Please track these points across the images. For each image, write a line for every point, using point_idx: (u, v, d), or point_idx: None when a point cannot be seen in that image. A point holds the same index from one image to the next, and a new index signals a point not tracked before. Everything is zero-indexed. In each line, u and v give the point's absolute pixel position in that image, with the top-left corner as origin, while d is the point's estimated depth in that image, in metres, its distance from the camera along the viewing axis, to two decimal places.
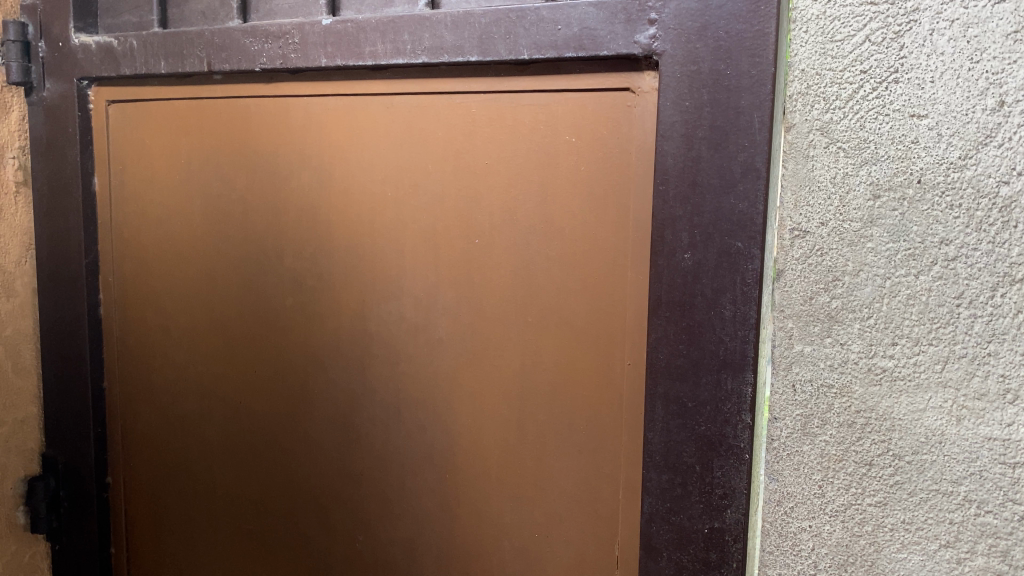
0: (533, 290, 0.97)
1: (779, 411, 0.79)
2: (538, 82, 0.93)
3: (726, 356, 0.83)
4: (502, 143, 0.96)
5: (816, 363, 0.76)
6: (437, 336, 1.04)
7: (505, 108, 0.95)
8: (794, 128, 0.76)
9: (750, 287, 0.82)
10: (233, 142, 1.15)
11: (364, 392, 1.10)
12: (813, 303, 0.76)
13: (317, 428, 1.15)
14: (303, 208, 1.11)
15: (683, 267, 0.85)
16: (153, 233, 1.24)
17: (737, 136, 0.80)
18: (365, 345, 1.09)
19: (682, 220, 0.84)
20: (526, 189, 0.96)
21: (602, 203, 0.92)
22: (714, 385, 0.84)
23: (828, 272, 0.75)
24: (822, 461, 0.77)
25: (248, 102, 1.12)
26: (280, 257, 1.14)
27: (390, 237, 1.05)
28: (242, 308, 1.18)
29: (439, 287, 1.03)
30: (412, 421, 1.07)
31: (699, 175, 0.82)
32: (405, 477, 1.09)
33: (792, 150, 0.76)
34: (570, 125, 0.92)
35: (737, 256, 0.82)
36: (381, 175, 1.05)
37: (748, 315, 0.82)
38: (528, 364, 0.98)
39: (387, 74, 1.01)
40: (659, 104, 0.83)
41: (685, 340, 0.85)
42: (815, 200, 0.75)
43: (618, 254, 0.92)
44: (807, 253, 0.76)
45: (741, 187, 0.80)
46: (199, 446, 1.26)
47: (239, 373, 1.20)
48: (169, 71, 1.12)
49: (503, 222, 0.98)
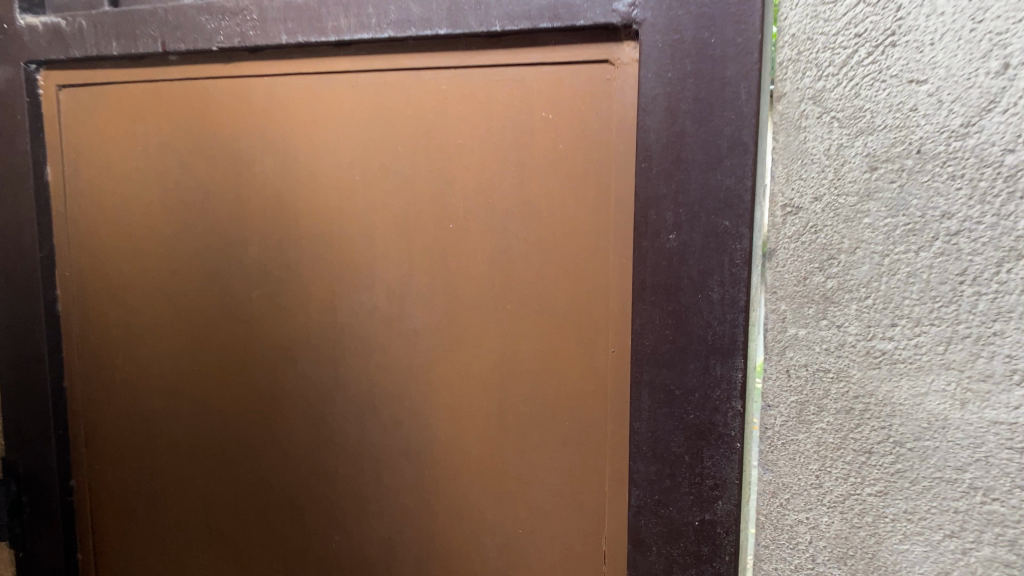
0: (511, 276, 0.92)
1: (772, 399, 0.72)
2: (512, 55, 0.88)
3: (715, 341, 0.80)
4: (475, 121, 0.91)
5: (811, 347, 0.69)
6: (412, 327, 0.99)
7: (477, 84, 0.90)
8: (784, 98, 0.68)
9: (739, 269, 0.79)
10: (192, 126, 1.09)
11: (336, 387, 1.05)
12: (807, 283, 0.69)
13: (289, 424, 1.10)
14: (267, 195, 1.05)
15: (669, 249, 0.81)
16: (111, 226, 1.18)
17: (725, 107, 0.77)
18: (336, 339, 1.04)
19: (668, 199, 0.80)
20: (501, 170, 0.91)
21: (583, 182, 0.87)
22: (702, 371, 0.81)
23: (823, 251, 0.68)
24: (818, 450, 0.70)
25: (207, 84, 1.06)
26: (245, 247, 1.08)
27: (360, 224, 1.00)
28: (208, 303, 1.12)
29: (412, 275, 0.98)
30: (388, 417, 1.03)
31: (684, 150, 0.79)
32: (382, 474, 1.04)
33: (782, 122, 0.68)
34: (546, 101, 0.88)
35: (725, 234, 0.78)
36: (349, 158, 0.99)
37: (737, 298, 0.79)
38: (509, 355, 0.94)
39: (352, 51, 0.95)
40: (641, 77, 0.80)
41: (672, 324, 0.82)
42: (809, 173, 0.68)
43: (599, 236, 0.88)
44: (800, 231, 0.69)
45: (728, 163, 0.77)
46: (166, 447, 1.20)
47: (205, 369, 1.15)
48: (121, 53, 1.06)
49: (478, 205, 0.93)
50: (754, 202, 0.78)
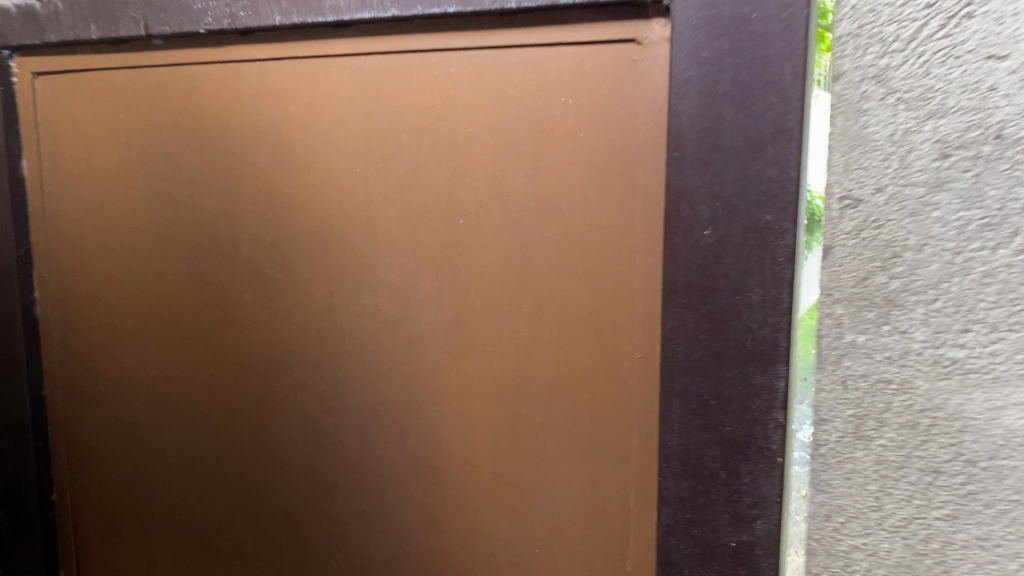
0: (526, 276, 0.85)
1: (826, 413, 0.64)
2: (527, 35, 0.80)
3: (754, 347, 0.73)
4: (487, 107, 0.84)
5: (871, 355, 0.62)
6: (419, 331, 0.92)
7: (488, 67, 0.83)
8: (842, 78, 0.61)
9: (782, 267, 0.71)
10: (177, 115, 1.01)
11: (336, 395, 0.98)
12: (867, 285, 0.61)
13: (285, 435, 1.02)
14: (259, 189, 0.98)
15: (704, 246, 0.74)
16: (91, 223, 1.10)
17: (767, 90, 0.69)
18: (335, 344, 0.97)
19: (703, 191, 0.73)
20: (515, 161, 0.83)
21: (606, 173, 0.80)
22: (740, 379, 0.74)
23: (886, 248, 0.60)
24: (878, 469, 0.63)
25: (193, 70, 0.98)
26: (236, 245, 1.00)
27: (361, 220, 0.93)
28: (197, 305, 1.05)
29: (418, 276, 0.90)
30: (392, 427, 0.95)
31: (721, 137, 0.71)
32: (385, 489, 0.97)
33: (839, 104, 0.61)
34: (565, 85, 0.80)
35: (766, 229, 0.71)
36: (348, 149, 0.92)
37: (780, 299, 0.71)
38: (524, 361, 0.87)
39: (351, 32, 0.88)
40: (673, 58, 0.73)
41: (708, 328, 0.75)
42: (870, 161, 0.60)
43: (624, 232, 0.80)
44: (859, 226, 0.61)
45: (769, 151, 0.70)
46: (153, 459, 1.12)
47: (194, 376, 1.07)
48: (100, 37, 0.98)
49: (490, 199, 0.85)
50: (798, 194, 0.71)
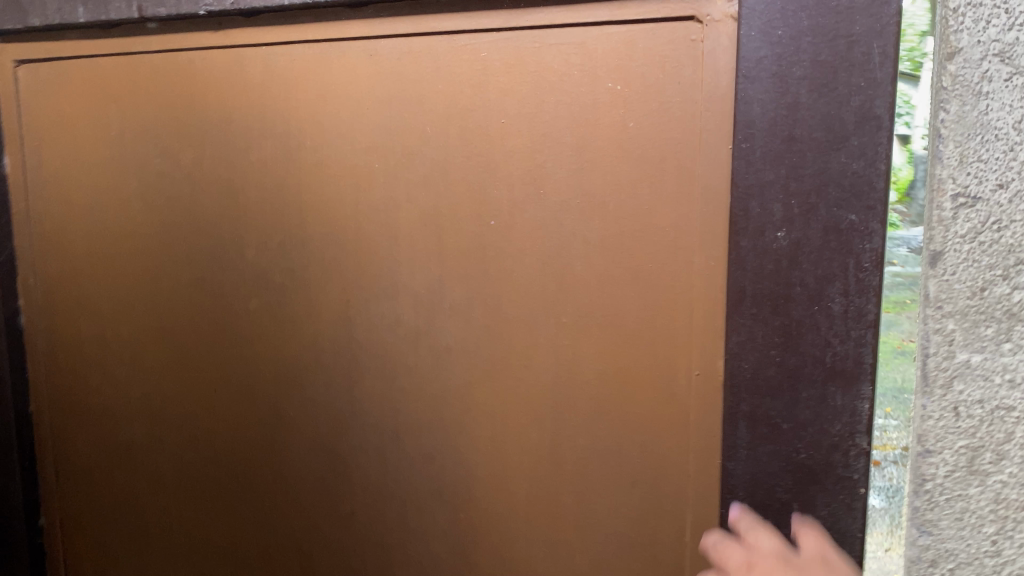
0: (568, 283, 0.76)
1: (933, 443, 0.55)
2: (570, 13, 0.71)
3: (834, 365, 0.64)
4: (523, 94, 0.75)
5: (988, 379, 0.53)
6: (445, 344, 0.83)
7: (525, 48, 0.74)
8: (958, 56, 0.51)
9: (868, 274, 0.62)
10: (175, 107, 0.91)
11: (352, 414, 0.89)
12: (986, 296, 0.53)
13: (296, 457, 0.94)
14: (266, 188, 0.89)
15: (776, 250, 0.65)
16: (81, 225, 1.00)
17: (853, 73, 0.60)
18: (351, 358, 0.88)
19: (777, 187, 0.64)
20: (555, 155, 0.75)
21: (660, 168, 0.71)
22: (817, 400, 0.65)
23: (1010, 254, 0.52)
24: (997, 509, 0.55)
25: (192, 56, 0.89)
26: (241, 249, 0.91)
27: (380, 222, 0.84)
28: (198, 315, 0.96)
29: (445, 283, 0.82)
30: (415, 450, 0.86)
31: (798, 127, 0.62)
32: (408, 517, 0.88)
33: (955, 85, 0.52)
34: (613, 69, 0.71)
35: (851, 231, 0.62)
36: (365, 143, 0.83)
37: (865, 310, 0.63)
38: (564, 378, 0.78)
39: (371, 12, 0.79)
40: (741, 36, 0.63)
41: (781, 343, 0.66)
42: (991, 153, 0.52)
43: (679, 234, 0.71)
44: (977, 228, 0.52)
45: (855, 142, 0.61)
46: (150, 482, 1.03)
47: (195, 393, 0.98)
48: (89, 20, 0.89)
49: (526, 197, 0.76)
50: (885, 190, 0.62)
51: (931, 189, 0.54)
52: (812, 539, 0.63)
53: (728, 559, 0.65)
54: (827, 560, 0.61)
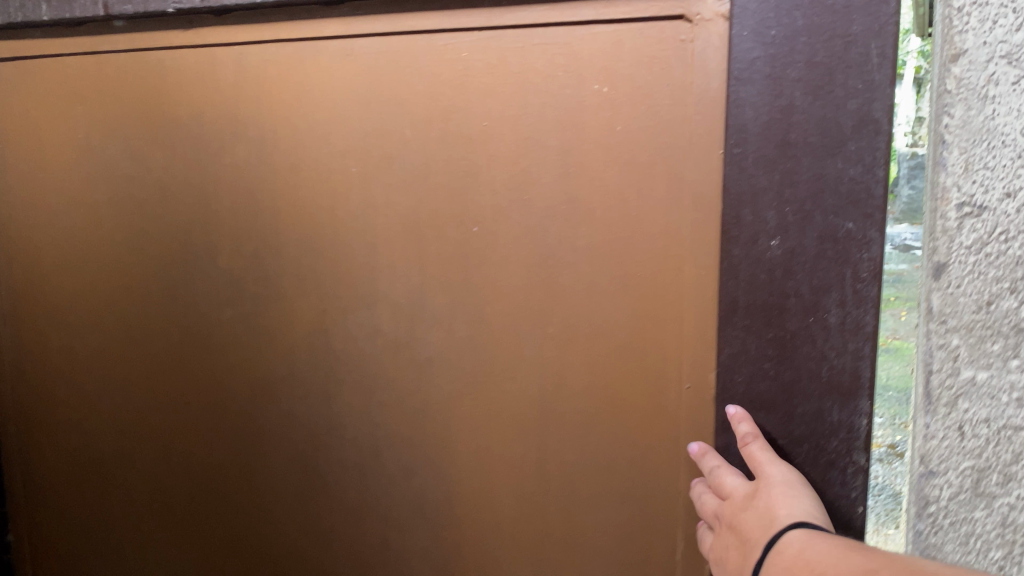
0: (554, 293, 0.73)
1: (937, 463, 0.53)
2: (555, 11, 0.68)
3: (830, 379, 0.62)
4: (506, 96, 0.72)
5: (994, 397, 0.51)
6: (426, 356, 0.80)
7: (508, 49, 0.71)
8: (964, 58, 0.49)
9: (865, 285, 0.60)
10: (144, 108, 0.88)
11: (330, 428, 0.86)
12: (993, 311, 0.50)
13: (272, 473, 0.90)
14: (239, 193, 0.85)
15: (770, 259, 0.62)
16: (47, 231, 0.96)
17: (852, 74, 0.57)
18: (328, 370, 0.84)
19: (771, 194, 0.61)
20: (540, 159, 0.72)
21: (649, 172, 0.68)
22: (813, 416, 0.63)
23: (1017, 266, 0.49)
24: (1004, 533, 0.52)
25: (161, 56, 0.85)
26: (214, 256, 0.88)
27: (358, 228, 0.80)
28: (170, 324, 0.92)
29: (426, 292, 0.78)
30: (396, 465, 0.83)
31: (792, 131, 0.59)
32: (389, 535, 0.85)
33: (959, 90, 0.49)
34: (600, 70, 0.68)
35: (848, 240, 0.60)
36: (343, 146, 0.79)
37: (863, 322, 0.60)
38: (550, 390, 0.75)
39: (346, 10, 0.75)
40: (733, 36, 0.60)
41: (776, 356, 0.63)
42: (998, 161, 0.49)
43: (670, 241, 0.68)
44: (983, 240, 0.50)
45: (852, 147, 0.58)
46: (121, 497, 1.00)
47: (167, 405, 0.94)
48: (53, 18, 0.85)
49: (510, 203, 0.73)
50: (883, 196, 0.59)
51: (934, 197, 0.51)
52: (760, 456, 0.61)
53: (706, 507, 0.65)
54: (775, 475, 0.59)
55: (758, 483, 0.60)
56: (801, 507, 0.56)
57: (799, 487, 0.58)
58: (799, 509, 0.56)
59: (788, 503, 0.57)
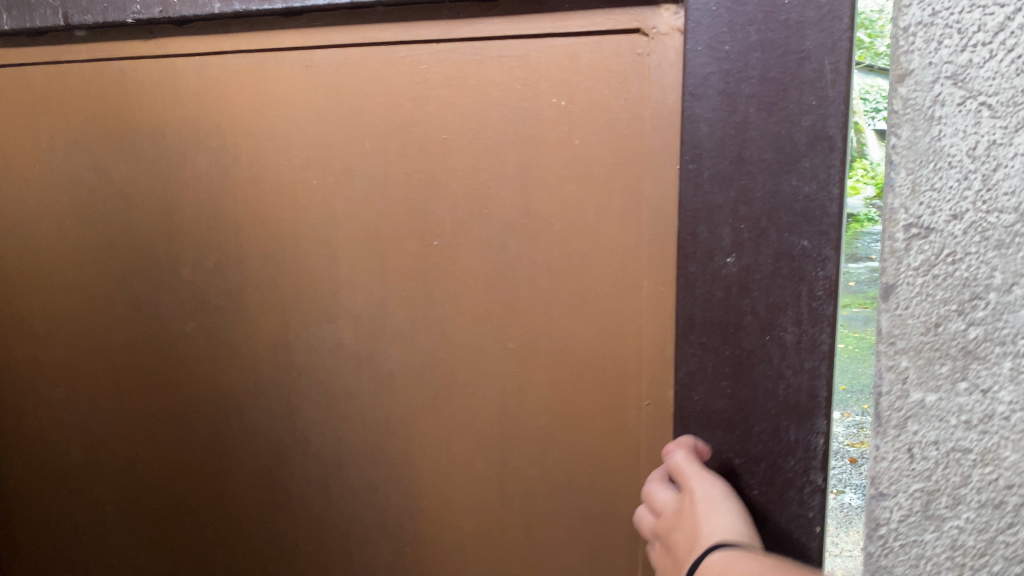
0: (514, 308, 0.73)
1: (887, 485, 0.53)
2: (512, 24, 0.67)
3: (787, 398, 0.61)
4: (464, 108, 0.71)
5: (944, 419, 0.51)
6: (388, 370, 0.79)
7: (466, 61, 0.70)
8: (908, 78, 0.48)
9: (822, 302, 0.59)
10: (106, 118, 0.86)
11: (294, 443, 0.85)
12: (941, 333, 0.50)
13: (236, 488, 0.90)
14: (201, 205, 0.84)
15: (726, 277, 0.61)
16: (13, 241, 0.95)
17: (807, 90, 0.56)
18: (292, 384, 0.84)
19: (726, 213, 0.60)
20: (499, 173, 0.71)
21: (607, 187, 0.68)
22: (770, 435, 0.62)
23: (965, 289, 0.49)
24: (953, 556, 0.52)
25: (123, 65, 0.84)
26: (178, 268, 0.87)
27: (319, 241, 0.80)
28: (135, 337, 0.91)
29: (387, 305, 0.78)
30: (359, 480, 0.83)
31: (746, 147, 0.58)
32: (354, 549, 0.85)
33: (905, 110, 0.48)
34: (558, 83, 0.67)
35: (803, 258, 0.58)
36: (303, 158, 0.79)
37: (819, 340, 0.59)
38: (511, 406, 0.75)
39: (304, 21, 0.74)
40: (687, 51, 0.59)
41: (733, 376, 0.62)
42: (945, 182, 0.48)
43: (628, 256, 0.68)
44: (931, 261, 0.49)
45: (806, 163, 0.57)
46: (89, 509, 0.99)
47: (133, 418, 0.94)
48: (14, 27, 0.84)
49: (469, 216, 0.73)
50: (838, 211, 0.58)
51: (883, 219, 0.51)
52: (685, 472, 0.59)
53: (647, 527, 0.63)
54: (699, 491, 0.57)
55: (686, 499, 0.58)
56: (726, 522, 0.54)
57: (721, 500, 0.56)
58: (723, 524, 0.54)
59: (711, 520, 0.54)
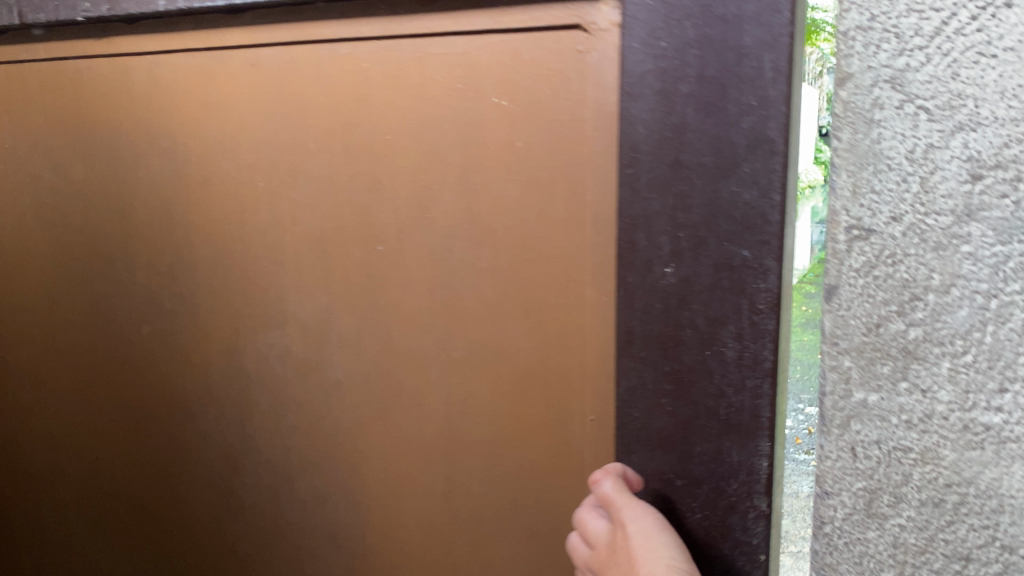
0: (458, 314, 0.73)
1: (831, 484, 0.54)
2: (453, 22, 0.67)
3: (730, 417, 0.60)
4: (407, 109, 0.71)
5: (886, 419, 0.51)
6: (335, 379, 0.80)
7: (409, 60, 0.69)
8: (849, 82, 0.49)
9: (763, 318, 0.58)
10: (65, 120, 0.86)
11: (245, 451, 0.86)
12: (881, 333, 0.51)
13: (192, 495, 0.91)
14: (154, 208, 0.84)
15: (665, 287, 0.60)
16: None
17: (744, 92, 0.55)
18: (243, 392, 0.85)
19: (664, 219, 0.59)
20: (442, 176, 0.71)
21: (551, 188, 0.67)
22: (712, 456, 0.61)
23: (905, 290, 0.50)
24: (895, 553, 0.52)
25: (80, 65, 0.84)
26: (133, 273, 0.87)
27: (268, 245, 0.80)
28: (93, 340, 0.92)
29: (334, 310, 0.78)
30: (309, 491, 0.84)
31: (684, 150, 0.58)
32: (303, 558, 0.86)
33: (846, 113, 0.50)
34: (500, 82, 0.67)
35: (742, 269, 0.57)
36: (251, 161, 0.79)
37: (761, 357, 0.58)
38: (456, 416, 0.75)
39: (250, 19, 0.74)
40: (625, 48, 0.59)
41: (676, 389, 0.62)
42: (885, 185, 0.49)
43: (572, 261, 0.67)
44: (872, 262, 0.50)
45: (745, 168, 0.56)
46: (52, 510, 1.00)
47: (93, 421, 0.94)
48: None
49: (413, 221, 0.73)
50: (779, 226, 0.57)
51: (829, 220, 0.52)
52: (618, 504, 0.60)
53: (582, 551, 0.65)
54: (633, 525, 0.58)
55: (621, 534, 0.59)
56: (662, 559, 0.55)
57: (655, 535, 0.57)
58: (660, 562, 0.55)
59: (649, 559, 0.55)
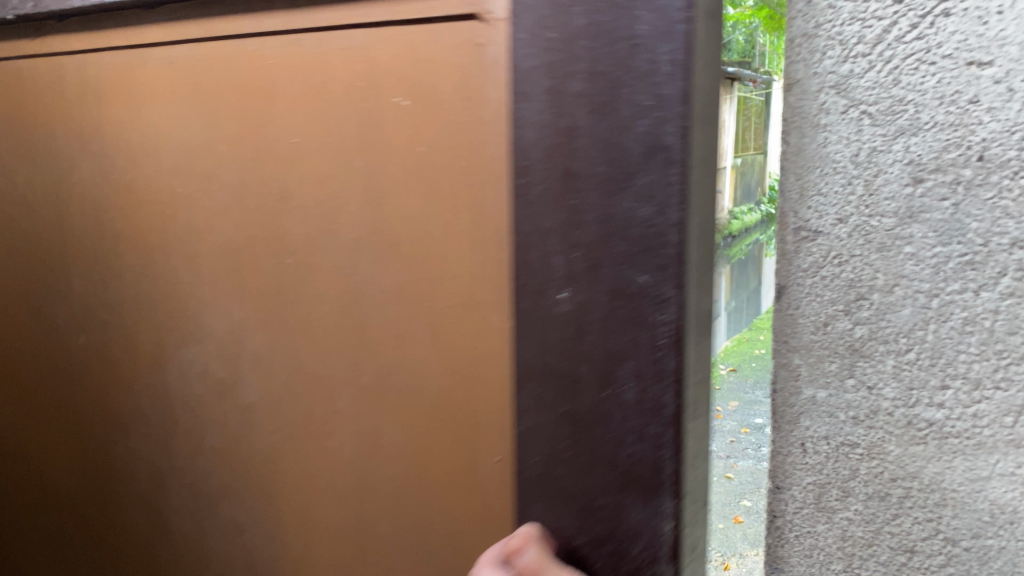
0: (364, 332, 0.70)
1: (782, 480, 0.56)
2: (351, 13, 0.63)
3: (630, 471, 0.57)
4: (310, 104, 0.68)
5: (834, 415, 0.53)
6: (249, 402, 0.80)
7: (309, 55, 0.67)
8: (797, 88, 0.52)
9: (663, 356, 0.55)
10: (10, 122, 0.88)
11: (172, 469, 0.89)
12: (830, 331, 0.52)
13: (128, 507, 0.93)
14: (85, 212, 0.85)
15: (561, 316, 0.56)
16: None
17: (636, 87, 0.51)
18: (167, 409, 0.87)
19: (557, 239, 0.55)
20: (347, 183, 0.67)
21: (446, 197, 0.63)
22: (611, 514, 0.58)
23: (850, 290, 0.51)
24: (844, 546, 0.54)
25: (21, 64, 0.85)
26: (66, 281, 0.89)
27: (184, 252, 0.80)
28: (36, 344, 0.94)
29: (247, 324, 0.78)
30: (228, 517, 0.85)
31: (575, 157, 0.53)
32: None
33: (795, 116, 0.52)
34: (399, 80, 0.63)
35: (639, 297, 0.54)
36: (171, 166, 0.78)
37: (661, 402, 0.55)
38: (364, 451, 0.73)
39: (164, 14, 0.74)
40: (514, 39, 0.54)
41: (576, 430, 0.57)
42: (831, 187, 0.51)
43: (469, 277, 0.63)
44: (819, 263, 0.52)
45: (642, 179, 0.52)
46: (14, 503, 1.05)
47: (41, 425, 0.98)
48: None
49: (322, 232, 0.70)
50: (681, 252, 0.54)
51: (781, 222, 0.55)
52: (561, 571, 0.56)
53: None
54: None
55: None
56: None
57: None
58: None
59: None
